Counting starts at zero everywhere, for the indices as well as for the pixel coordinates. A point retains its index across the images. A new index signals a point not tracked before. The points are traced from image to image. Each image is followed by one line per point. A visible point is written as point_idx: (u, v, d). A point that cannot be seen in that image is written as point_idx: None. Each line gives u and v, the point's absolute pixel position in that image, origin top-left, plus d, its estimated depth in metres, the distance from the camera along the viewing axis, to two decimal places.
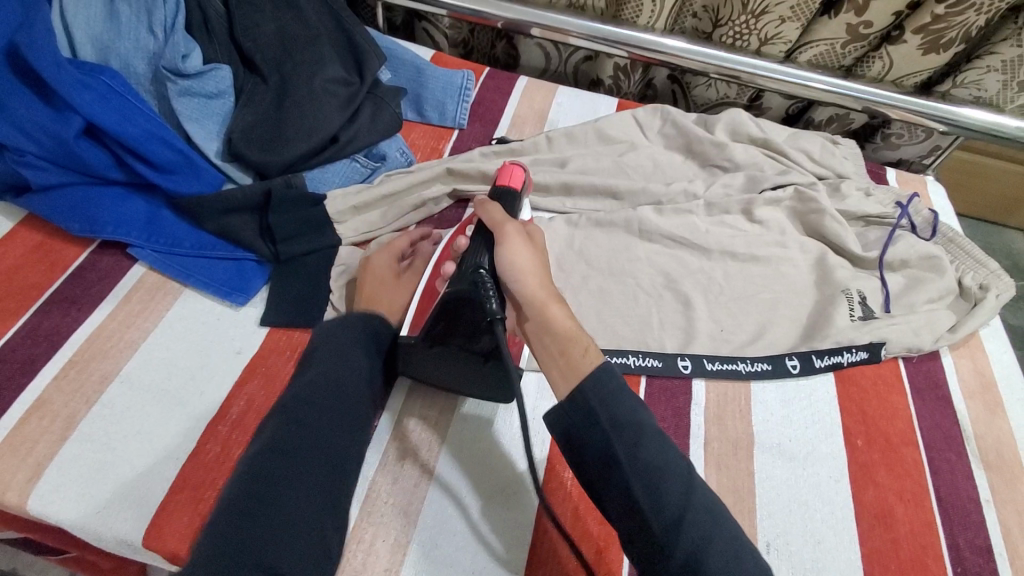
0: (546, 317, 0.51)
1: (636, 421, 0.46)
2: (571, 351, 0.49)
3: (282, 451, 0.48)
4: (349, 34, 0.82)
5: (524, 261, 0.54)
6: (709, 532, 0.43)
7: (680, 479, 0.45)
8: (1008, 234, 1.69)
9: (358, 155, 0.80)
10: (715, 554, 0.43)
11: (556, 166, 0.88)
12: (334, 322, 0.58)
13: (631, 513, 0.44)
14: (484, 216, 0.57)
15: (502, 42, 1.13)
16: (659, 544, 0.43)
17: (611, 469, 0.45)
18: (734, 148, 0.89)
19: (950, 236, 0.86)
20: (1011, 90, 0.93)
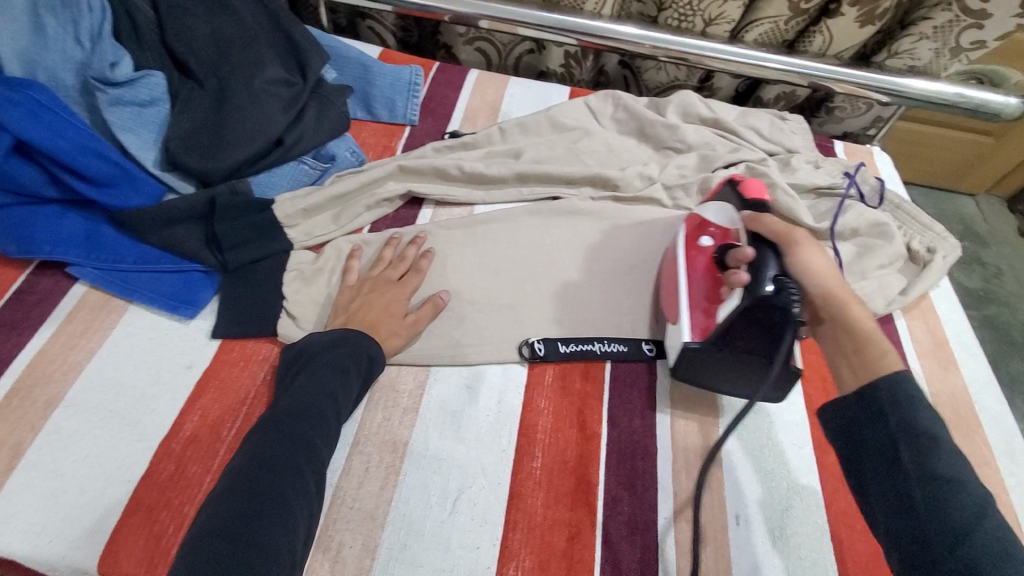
0: (860, 318, 0.53)
1: (914, 395, 0.44)
2: (867, 348, 0.50)
3: (270, 465, 0.46)
4: (288, 34, 0.80)
5: (822, 266, 0.56)
6: (978, 511, 0.39)
7: (954, 453, 0.41)
8: (956, 199, 1.75)
9: (305, 156, 0.78)
10: (972, 527, 0.38)
11: (511, 157, 0.87)
12: (335, 337, 0.59)
13: (886, 472, 0.44)
14: (765, 230, 0.59)
15: (441, 50, 1.16)
16: (912, 503, 0.41)
17: (877, 426, 0.45)
18: (686, 129, 0.90)
19: (896, 203, 0.89)
20: (943, 56, 0.97)
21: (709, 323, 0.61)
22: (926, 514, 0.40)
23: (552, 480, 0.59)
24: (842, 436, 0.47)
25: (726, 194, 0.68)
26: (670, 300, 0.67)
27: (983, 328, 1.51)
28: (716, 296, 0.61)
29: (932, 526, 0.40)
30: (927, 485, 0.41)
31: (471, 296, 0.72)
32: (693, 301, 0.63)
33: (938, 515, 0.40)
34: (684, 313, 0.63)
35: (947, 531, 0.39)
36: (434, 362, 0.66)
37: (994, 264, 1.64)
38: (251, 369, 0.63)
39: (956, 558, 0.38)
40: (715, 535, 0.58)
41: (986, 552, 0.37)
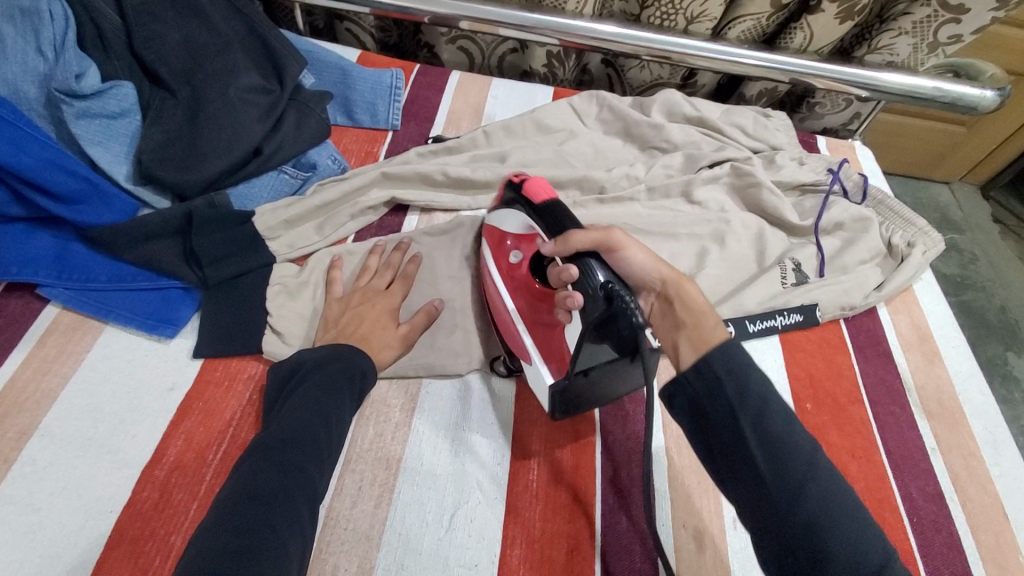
0: (687, 294, 0.50)
1: (743, 360, 0.43)
2: (702, 328, 0.47)
3: (261, 498, 0.43)
4: (264, 39, 0.77)
5: (641, 260, 0.51)
6: (808, 465, 0.41)
7: (784, 409, 0.42)
8: (934, 188, 1.79)
9: (286, 166, 0.76)
10: (811, 483, 0.40)
11: (496, 161, 0.86)
12: (326, 354, 0.58)
13: (730, 441, 0.42)
14: (580, 236, 0.51)
15: (423, 49, 1.13)
16: (758, 473, 0.41)
17: (716, 399, 0.43)
18: (671, 129, 0.89)
19: (880, 198, 0.89)
20: (921, 52, 0.98)
21: (558, 348, 0.57)
22: (777, 481, 0.40)
23: (549, 492, 0.58)
24: (684, 411, 0.45)
25: (512, 201, 0.63)
26: (507, 333, 0.64)
27: (962, 314, 1.54)
28: (545, 315, 0.60)
29: (777, 491, 0.40)
30: (773, 452, 0.41)
31: (460, 304, 0.70)
32: (532, 326, 0.60)
33: (785, 480, 0.40)
34: (528, 343, 0.60)
35: (796, 493, 0.40)
36: (426, 374, 0.65)
37: (970, 250, 1.67)
38: (236, 390, 0.61)
39: (804, 518, 0.39)
40: (713, 539, 0.57)
41: (825, 505, 0.39)
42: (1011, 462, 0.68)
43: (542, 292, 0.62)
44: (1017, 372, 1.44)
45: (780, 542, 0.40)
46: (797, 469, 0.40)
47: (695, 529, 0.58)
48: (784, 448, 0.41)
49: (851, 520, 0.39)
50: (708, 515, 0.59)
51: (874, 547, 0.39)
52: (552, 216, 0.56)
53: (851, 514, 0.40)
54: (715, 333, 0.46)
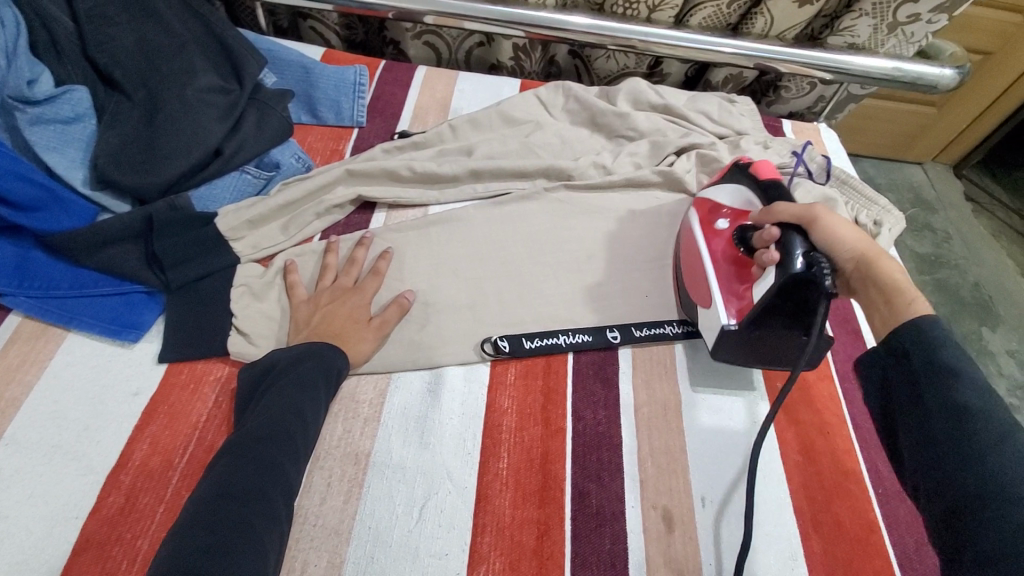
0: (890, 268, 0.53)
1: (943, 333, 0.44)
2: (897, 300, 0.50)
3: (235, 494, 0.44)
4: (221, 38, 0.76)
5: (842, 233, 0.56)
6: (1002, 439, 0.38)
7: (981, 383, 0.41)
8: (906, 168, 1.82)
9: (248, 166, 0.76)
10: (999, 452, 0.38)
11: (463, 154, 0.86)
12: (300, 352, 0.58)
13: (909, 406, 0.43)
14: (786, 211, 0.58)
15: (390, 46, 1.13)
16: (938, 438, 0.41)
17: (903, 367, 0.44)
18: (637, 117, 0.90)
19: (843, 178, 0.91)
20: (881, 32, 0.98)
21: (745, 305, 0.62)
22: (949, 443, 0.40)
23: (519, 479, 0.59)
24: (868, 376, 0.47)
25: (735, 176, 0.69)
26: (694, 287, 0.68)
27: (936, 291, 1.57)
28: (744, 278, 0.63)
29: (953, 456, 0.40)
30: (951, 417, 0.41)
31: (428, 298, 0.70)
32: (723, 287, 0.63)
33: (961, 442, 0.40)
34: (715, 299, 0.63)
35: (972, 455, 0.39)
36: (395, 368, 0.65)
37: (943, 228, 1.70)
38: (202, 392, 0.61)
39: (979, 481, 0.38)
40: (683, 518, 0.58)
41: (1013, 475, 0.37)
42: None
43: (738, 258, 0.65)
44: (991, 346, 1.47)
45: (952, 504, 0.39)
46: (981, 437, 0.39)
47: (665, 509, 0.59)
48: (966, 415, 0.40)
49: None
50: (678, 495, 0.60)
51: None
52: (774, 193, 0.63)
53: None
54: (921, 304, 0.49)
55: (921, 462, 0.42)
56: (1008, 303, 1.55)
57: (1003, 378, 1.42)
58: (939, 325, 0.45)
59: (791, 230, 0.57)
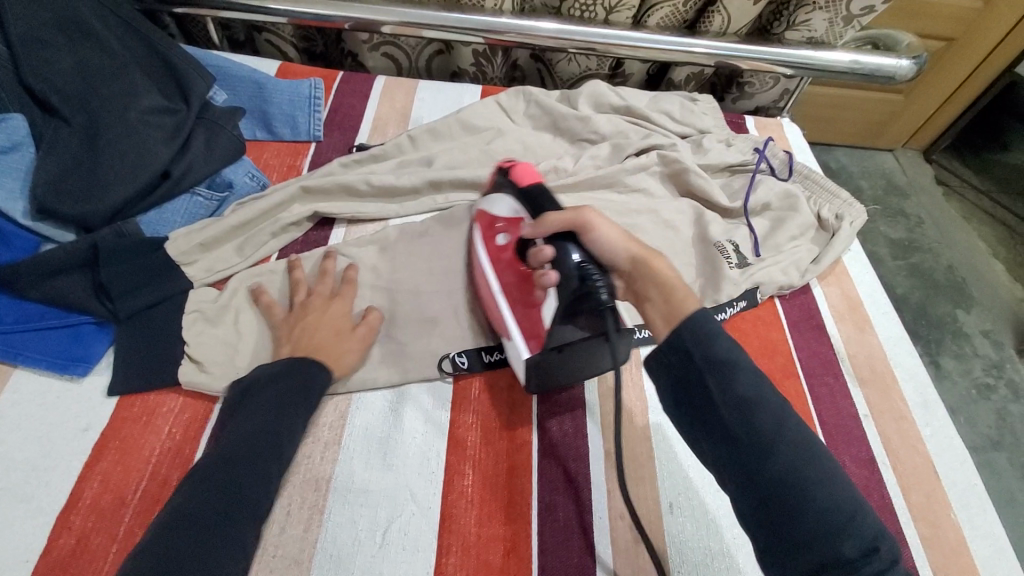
0: (660, 269, 0.52)
1: (715, 326, 0.44)
2: (674, 297, 0.49)
3: (195, 521, 0.44)
4: (165, 57, 0.75)
5: (612, 236, 0.54)
6: (779, 425, 0.41)
7: (753, 369, 0.43)
8: (876, 156, 1.83)
9: (198, 187, 0.74)
10: (778, 438, 0.41)
11: (423, 165, 0.84)
12: (280, 368, 0.57)
13: (702, 404, 0.43)
14: (550, 226, 0.56)
15: (348, 58, 1.12)
16: (730, 428, 0.42)
17: (688, 365, 0.44)
18: (598, 120, 0.89)
19: (805, 173, 0.90)
20: (837, 26, 0.99)
21: (540, 327, 0.60)
22: (744, 439, 0.41)
23: (485, 496, 0.58)
24: (663, 379, 0.45)
25: (503, 186, 0.67)
26: (492, 312, 0.66)
27: (911, 275, 1.58)
28: (531, 297, 0.62)
29: (748, 447, 0.41)
30: (742, 414, 0.41)
31: (389, 314, 0.69)
32: (518, 311, 0.62)
33: (753, 437, 0.41)
34: (512, 322, 0.62)
35: (764, 446, 0.40)
36: (356, 388, 0.63)
37: (916, 213, 1.72)
38: (155, 424, 0.59)
39: (774, 474, 0.40)
40: (651, 527, 0.58)
41: (799, 459, 0.40)
42: (940, 422, 0.71)
43: (525, 275, 0.63)
44: (965, 327, 1.49)
45: (756, 499, 0.41)
46: (761, 426, 0.41)
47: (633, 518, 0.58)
48: (749, 406, 0.41)
49: (827, 475, 0.40)
50: (646, 503, 0.59)
51: (847, 503, 0.39)
52: (531, 200, 0.61)
53: (825, 468, 0.40)
54: (690, 302, 0.48)
55: (721, 451, 0.42)
56: (980, 284, 1.58)
57: (978, 358, 1.44)
58: (710, 318, 0.45)
59: (558, 242, 0.55)
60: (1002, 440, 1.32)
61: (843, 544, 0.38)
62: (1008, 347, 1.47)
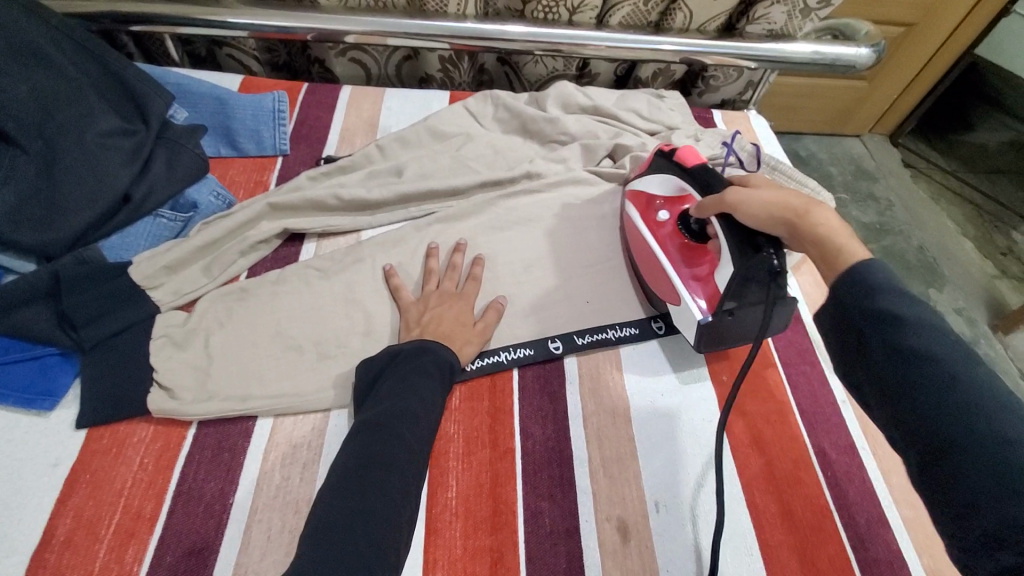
0: (819, 221, 0.48)
1: (880, 280, 0.41)
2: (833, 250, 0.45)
3: (374, 469, 0.48)
4: (121, 77, 0.73)
5: (767, 197, 0.53)
6: (950, 379, 0.36)
7: (927, 325, 0.38)
8: (844, 142, 1.87)
9: (161, 209, 0.73)
10: (954, 391, 0.36)
11: (393, 175, 0.84)
12: (420, 345, 0.60)
13: (862, 358, 0.41)
14: (707, 208, 0.59)
15: (316, 66, 1.10)
16: (897, 380, 0.38)
17: (846, 316, 0.42)
18: (567, 120, 0.89)
19: (772, 164, 0.91)
20: (795, 18, 1.01)
21: (711, 292, 0.65)
22: (909, 388, 0.38)
23: (470, 507, 0.57)
24: (827, 334, 0.44)
25: (659, 165, 0.71)
26: (655, 282, 0.71)
27: (884, 257, 1.61)
28: (701, 265, 0.66)
29: (918, 399, 0.37)
30: (901, 367, 0.38)
31: (365, 328, 0.68)
32: (682, 277, 0.67)
33: (916, 389, 0.37)
34: (682, 293, 0.66)
35: (931, 399, 0.36)
36: (333, 405, 0.62)
37: (885, 197, 1.75)
38: (126, 455, 0.58)
39: (940, 424, 0.36)
40: (638, 527, 0.58)
41: (975, 413, 0.35)
42: None
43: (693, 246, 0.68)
44: (939, 305, 1.52)
45: (922, 451, 0.37)
46: (932, 380, 0.37)
47: (620, 520, 0.58)
48: (918, 357, 0.37)
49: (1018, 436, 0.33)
50: (631, 504, 0.59)
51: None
52: (702, 176, 0.64)
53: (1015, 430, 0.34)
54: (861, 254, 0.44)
55: (890, 410, 0.39)
56: (951, 263, 1.61)
57: None
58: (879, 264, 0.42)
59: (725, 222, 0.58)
60: None
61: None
62: (980, 323, 1.51)
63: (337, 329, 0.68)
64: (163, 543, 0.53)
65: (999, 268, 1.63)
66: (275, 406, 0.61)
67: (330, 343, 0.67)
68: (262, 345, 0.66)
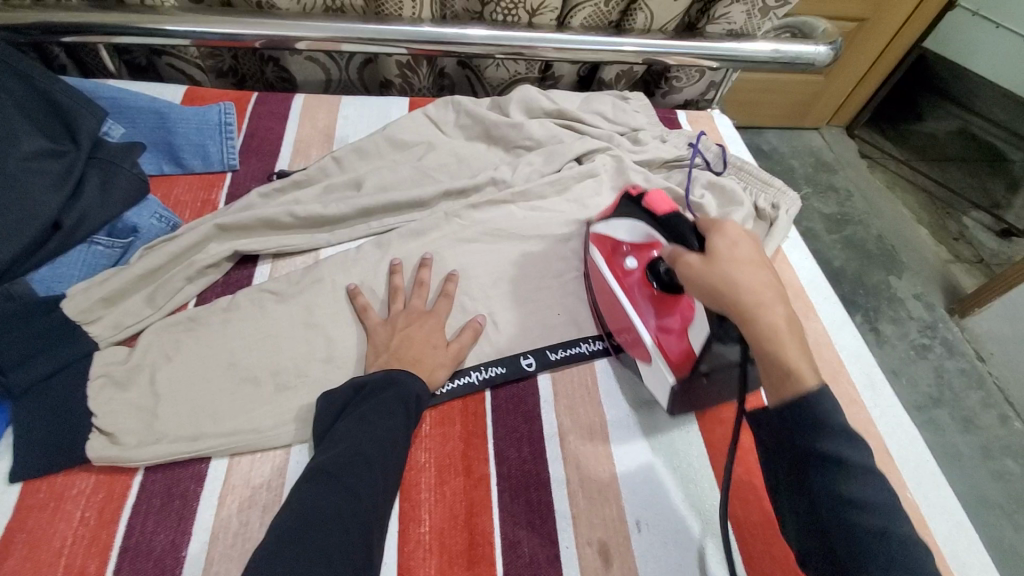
0: (767, 319, 0.46)
1: (825, 416, 0.43)
2: (779, 354, 0.45)
3: (322, 521, 0.44)
4: (47, 94, 0.67)
5: (724, 271, 0.49)
6: (875, 525, 0.40)
7: (864, 467, 0.41)
8: (804, 135, 1.90)
9: (97, 235, 0.67)
10: (879, 545, 0.39)
11: (352, 188, 0.80)
12: (380, 377, 0.57)
13: (800, 490, 0.44)
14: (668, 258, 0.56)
15: (270, 65, 1.03)
16: (822, 507, 0.42)
17: (788, 440, 0.44)
18: (531, 125, 0.86)
19: (738, 164, 0.90)
20: (754, 16, 1.00)
21: (684, 349, 0.61)
22: (833, 522, 0.41)
23: (443, 541, 0.55)
24: (769, 447, 0.47)
25: (632, 210, 0.67)
26: (622, 331, 0.67)
27: (847, 248, 1.64)
28: (669, 319, 0.64)
29: (837, 530, 0.41)
30: (840, 513, 0.41)
31: (327, 354, 0.64)
32: (652, 328, 0.64)
33: (843, 522, 0.40)
34: (653, 350, 0.63)
35: (855, 531, 0.40)
36: (294, 440, 0.59)
37: (845, 188, 1.79)
38: (65, 509, 0.53)
39: (855, 546, 0.40)
40: (619, 549, 0.56)
41: (881, 541, 0.39)
42: (887, 402, 0.72)
43: (660, 296, 0.65)
44: (899, 293, 1.56)
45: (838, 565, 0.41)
46: (855, 517, 0.40)
47: (601, 543, 0.56)
48: (844, 492, 0.41)
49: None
50: (612, 525, 0.57)
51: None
52: (671, 224, 0.59)
53: (903, 553, 0.39)
54: (805, 382, 0.44)
55: (807, 522, 0.43)
56: (909, 250, 1.65)
57: (913, 321, 1.51)
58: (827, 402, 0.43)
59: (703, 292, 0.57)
60: (941, 396, 1.40)
61: None
62: (939, 308, 1.55)
63: (296, 357, 0.64)
64: None
65: (954, 253, 1.68)
66: (231, 445, 0.57)
67: (290, 372, 0.63)
68: (215, 379, 0.61)
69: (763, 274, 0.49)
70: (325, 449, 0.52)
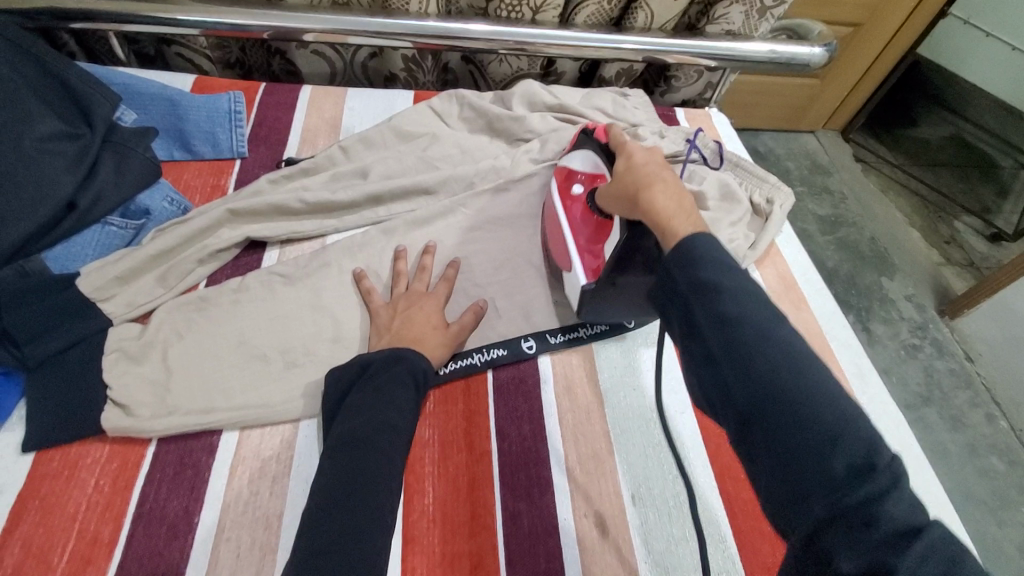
0: (651, 194, 0.48)
1: (704, 257, 0.40)
2: (662, 216, 0.45)
3: (353, 487, 0.47)
4: (60, 76, 0.68)
5: (624, 182, 0.53)
6: (761, 339, 0.36)
7: (742, 288, 0.38)
8: (799, 138, 1.93)
9: (111, 216, 0.69)
10: (767, 349, 0.36)
11: (359, 177, 0.82)
12: (388, 355, 0.59)
13: (698, 344, 0.39)
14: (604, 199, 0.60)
15: (277, 58, 1.05)
16: (715, 359, 0.38)
17: (672, 288, 0.41)
18: (533, 118, 0.88)
19: (734, 160, 0.92)
20: (752, 18, 1.03)
21: (599, 264, 0.66)
22: (726, 358, 0.37)
23: (446, 512, 0.57)
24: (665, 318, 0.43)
25: (584, 142, 0.73)
26: (557, 250, 0.72)
27: (840, 248, 1.67)
28: (597, 241, 0.67)
29: (733, 366, 0.36)
30: (732, 348, 0.37)
31: (333, 334, 0.66)
32: (581, 245, 0.68)
33: (732, 355, 0.37)
34: (575, 261, 0.67)
35: (748, 372, 0.36)
36: (302, 416, 0.61)
37: (838, 189, 1.82)
38: (79, 478, 0.54)
39: (757, 388, 0.35)
40: (616, 522, 0.58)
41: (780, 373, 0.35)
42: (874, 388, 0.75)
43: (596, 220, 0.69)
44: (890, 292, 1.59)
45: (741, 416, 0.36)
46: (752, 346, 0.36)
47: (598, 516, 0.58)
48: (735, 323, 0.37)
49: (836, 407, 0.34)
50: (609, 499, 0.59)
51: (838, 417, 0.33)
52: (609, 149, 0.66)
53: (801, 374, 0.35)
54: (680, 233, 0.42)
55: (707, 378, 0.38)
56: (901, 252, 1.69)
57: (904, 320, 1.54)
58: (703, 242, 0.41)
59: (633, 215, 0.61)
60: (930, 394, 1.43)
61: (831, 454, 0.32)
62: (929, 308, 1.58)
63: (305, 337, 0.66)
64: (120, 570, 0.50)
65: (944, 256, 1.71)
66: (240, 419, 0.59)
67: (298, 351, 0.65)
68: (224, 357, 0.63)
69: (660, 168, 0.51)
70: (344, 418, 0.54)
